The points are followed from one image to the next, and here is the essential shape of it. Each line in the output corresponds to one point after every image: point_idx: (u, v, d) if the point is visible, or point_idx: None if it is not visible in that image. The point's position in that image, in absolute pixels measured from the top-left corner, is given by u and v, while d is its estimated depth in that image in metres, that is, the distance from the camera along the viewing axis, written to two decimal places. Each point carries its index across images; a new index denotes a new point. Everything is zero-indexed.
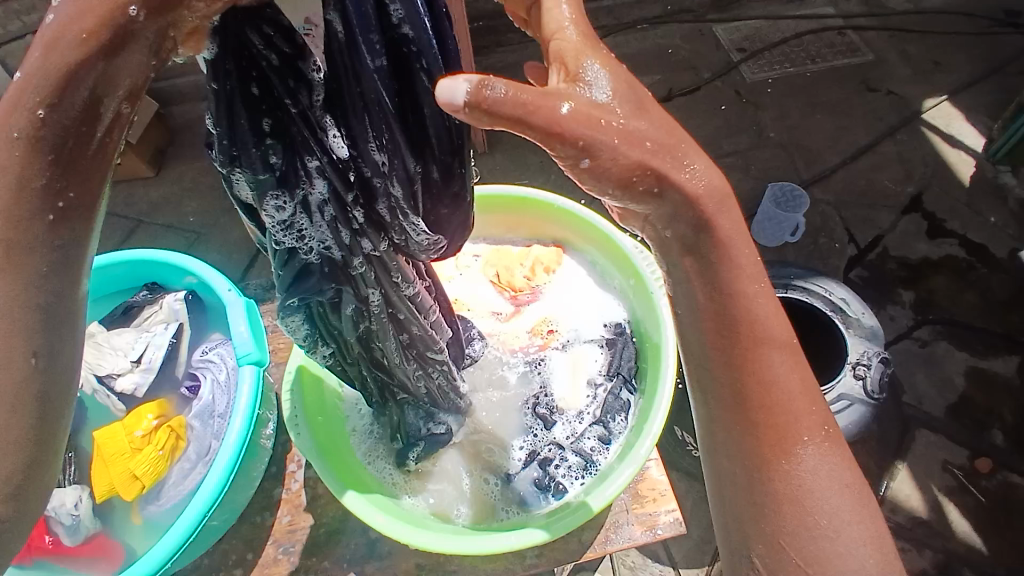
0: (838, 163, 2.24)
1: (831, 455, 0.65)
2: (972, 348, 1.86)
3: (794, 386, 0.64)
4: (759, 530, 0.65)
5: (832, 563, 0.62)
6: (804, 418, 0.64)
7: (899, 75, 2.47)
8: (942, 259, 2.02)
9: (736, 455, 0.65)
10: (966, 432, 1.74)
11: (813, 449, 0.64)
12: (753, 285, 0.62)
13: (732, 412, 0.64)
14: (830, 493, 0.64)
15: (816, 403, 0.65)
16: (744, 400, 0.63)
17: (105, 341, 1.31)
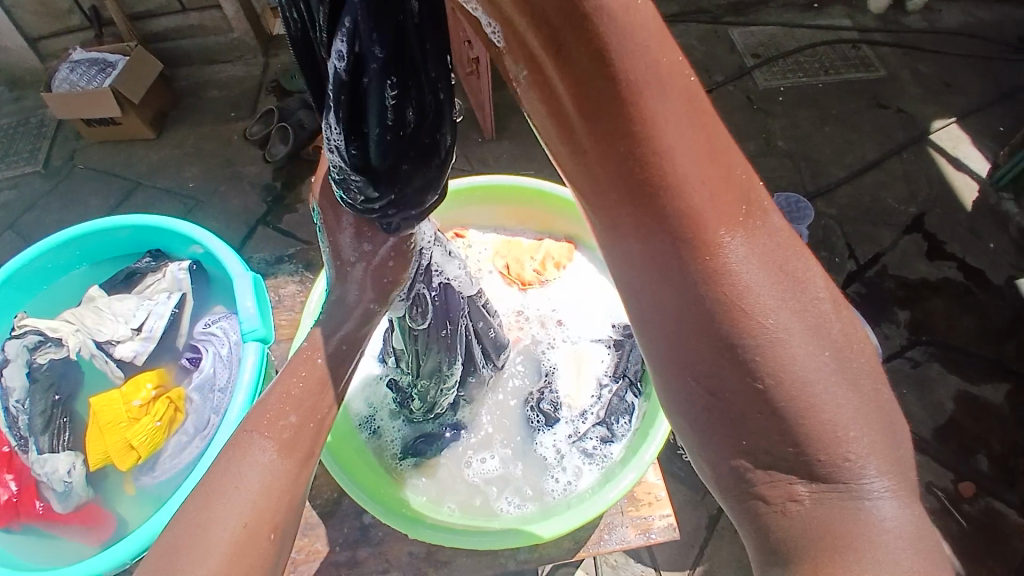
0: (845, 178, 2.25)
1: (756, 239, 0.47)
2: (964, 374, 1.88)
3: (696, 151, 0.43)
4: (736, 438, 0.49)
5: (820, 418, 0.46)
6: (716, 204, 0.45)
7: (910, 94, 2.47)
8: (940, 282, 2.03)
9: (691, 354, 0.48)
10: (950, 454, 1.77)
11: (739, 239, 0.46)
12: (652, 50, 0.40)
13: (639, 230, 0.45)
14: (776, 310, 0.47)
15: (728, 178, 0.45)
16: (657, 212, 0.44)
17: (106, 307, 1.29)
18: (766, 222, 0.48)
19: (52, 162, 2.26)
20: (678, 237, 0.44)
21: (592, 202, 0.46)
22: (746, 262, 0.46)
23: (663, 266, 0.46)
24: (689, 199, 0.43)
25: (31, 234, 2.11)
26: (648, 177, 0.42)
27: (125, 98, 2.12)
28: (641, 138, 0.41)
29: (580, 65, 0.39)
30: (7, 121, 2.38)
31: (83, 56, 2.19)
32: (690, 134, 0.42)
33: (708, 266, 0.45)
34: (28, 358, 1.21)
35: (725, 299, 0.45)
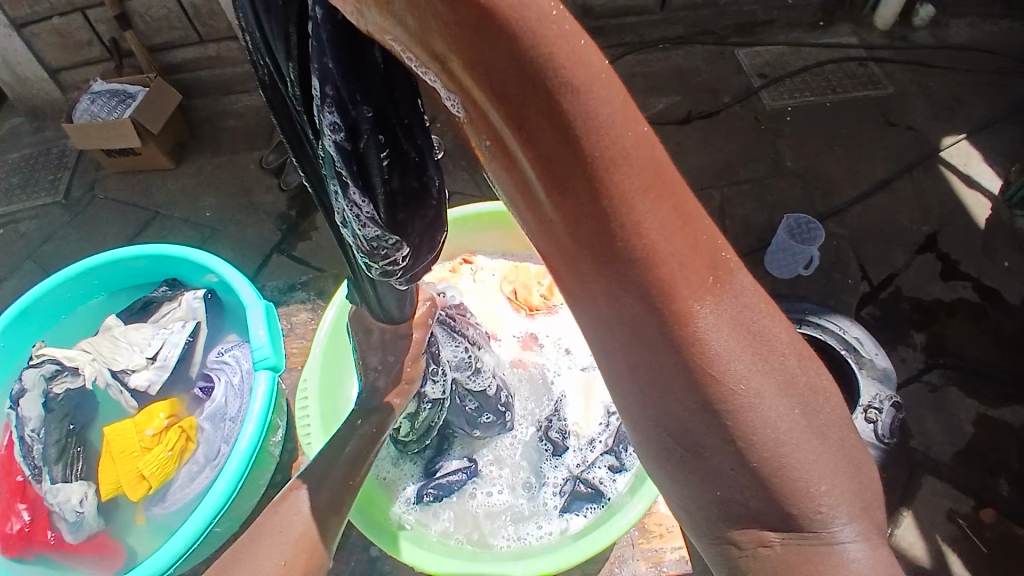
0: (855, 198, 2.24)
1: (721, 312, 0.43)
2: (982, 396, 1.85)
3: (669, 228, 0.39)
4: (708, 487, 0.46)
5: (789, 472, 0.45)
6: (686, 275, 0.41)
7: (919, 112, 2.46)
8: (955, 302, 2.01)
9: (654, 404, 0.44)
10: (970, 478, 1.73)
11: (708, 312, 0.42)
12: (613, 115, 0.36)
13: (609, 311, 0.41)
14: (747, 370, 0.44)
15: (699, 243, 0.41)
16: (624, 290, 0.40)
17: (123, 336, 1.32)
18: (732, 288, 0.44)
19: (73, 193, 2.32)
20: (648, 304, 0.40)
21: (554, 264, 0.42)
22: (717, 332, 0.42)
23: (613, 334, 0.42)
24: (660, 260, 0.39)
25: (52, 265, 2.15)
26: (615, 250, 0.39)
27: (143, 127, 2.18)
28: (611, 207, 0.37)
29: (542, 136, 0.36)
30: (29, 153, 2.44)
31: (104, 87, 2.26)
32: (661, 215, 0.38)
33: (679, 336, 0.41)
34: (45, 388, 1.22)
35: (697, 360, 0.42)
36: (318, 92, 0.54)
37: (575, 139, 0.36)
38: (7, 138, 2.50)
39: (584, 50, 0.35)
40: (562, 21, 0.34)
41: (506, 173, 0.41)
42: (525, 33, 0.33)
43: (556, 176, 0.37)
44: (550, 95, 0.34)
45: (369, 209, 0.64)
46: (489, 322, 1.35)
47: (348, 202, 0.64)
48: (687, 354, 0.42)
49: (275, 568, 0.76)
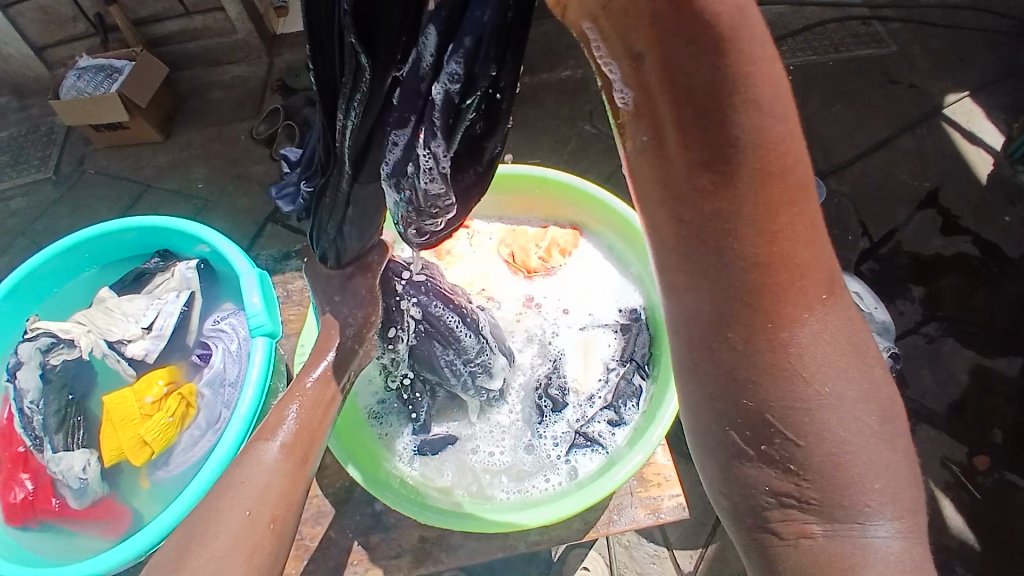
0: (855, 154, 2.22)
1: (827, 334, 0.57)
2: (980, 347, 1.85)
3: (800, 242, 0.52)
4: (766, 475, 0.61)
5: (847, 473, 0.59)
6: (802, 295, 0.54)
7: (920, 69, 2.42)
8: (954, 257, 2.00)
9: (738, 398, 0.59)
10: (968, 431, 1.74)
11: (809, 325, 0.56)
12: (777, 125, 0.46)
13: (718, 306, 0.55)
14: (837, 390, 0.58)
15: (817, 263, 0.53)
16: (739, 285, 0.53)
17: (117, 307, 1.31)
18: (834, 319, 0.57)
19: (63, 168, 2.29)
20: (760, 312, 0.55)
21: (676, 243, 0.54)
22: (812, 343, 0.56)
23: (734, 326, 0.56)
24: (780, 267, 0.52)
25: (44, 240, 2.14)
26: (750, 256, 0.51)
27: (132, 102, 2.15)
28: (754, 219, 0.50)
29: (712, 130, 0.46)
30: (18, 130, 2.41)
31: (90, 63, 2.21)
32: (793, 227, 0.51)
33: (778, 335, 0.55)
34: (42, 359, 1.22)
35: (779, 362, 0.57)
36: (457, 44, 0.57)
37: (734, 133, 0.46)
38: None
39: (772, 68, 0.45)
40: (762, 50, 0.44)
41: (648, 148, 0.52)
42: (734, 49, 0.42)
43: (711, 163, 0.48)
44: (729, 97, 0.44)
45: (444, 161, 0.67)
46: (487, 285, 1.34)
47: (424, 153, 0.66)
48: (786, 359, 0.56)
49: (239, 522, 0.77)
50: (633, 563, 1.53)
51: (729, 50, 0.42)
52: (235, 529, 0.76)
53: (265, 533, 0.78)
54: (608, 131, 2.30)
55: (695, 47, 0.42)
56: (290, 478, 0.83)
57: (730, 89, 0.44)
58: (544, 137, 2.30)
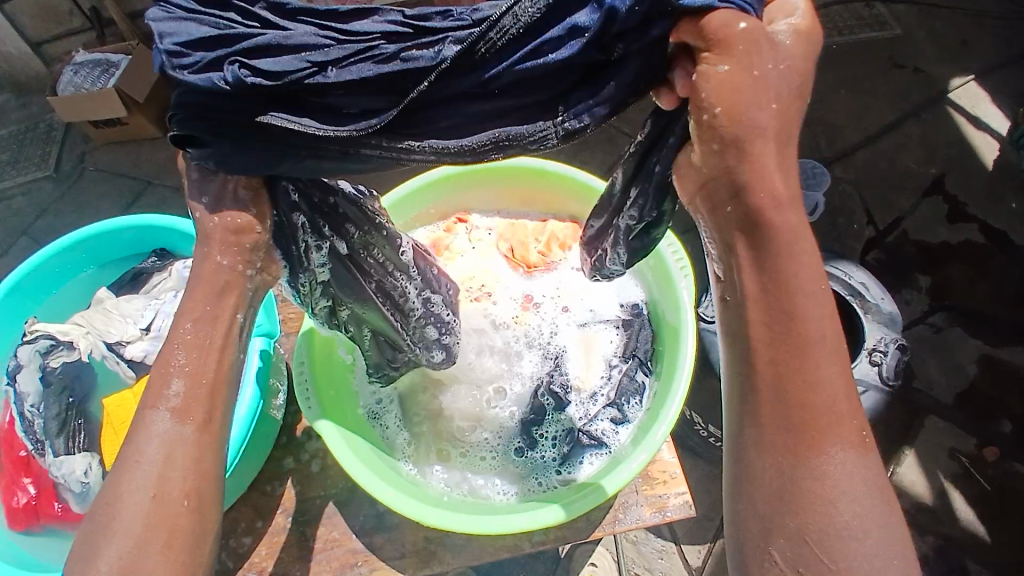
0: (860, 142, 2.18)
1: (862, 467, 0.65)
2: (986, 337, 1.83)
3: (838, 388, 0.65)
4: None
5: None
6: (839, 425, 0.65)
7: (926, 53, 2.38)
8: (961, 245, 1.97)
9: (773, 501, 0.65)
10: (975, 421, 1.73)
11: (845, 453, 0.65)
12: (813, 298, 0.65)
13: (773, 420, 0.66)
14: (859, 508, 0.64)
15: (856, 415, 0.66)
16: (788, 404, 0.65)
17: (116, 308, 1.31)
18: (870, 456, 0.66)
19: (63, 165, 2.28)
20: (798, 428, 0.65)
21: (743, 371, 0.68)
22: (847, 469, 0.64)
23: (775, 437, 0.65)
24: (820, 407, 0.64)
25: (47, 239, 2.13)
26: (799, 384, 0.65)
27: (130, 98, 2.13)
28: (795, 359, 0.65)
29: (783, 283, 0.65)
30: (17, 128, 2.39)
31: (86, 59, 2.19)
32: (834, 376, 0.65)
33: (815, 452, 0.64)
34: (42, 362, 1.21)
35: (821, 481, 0.64)
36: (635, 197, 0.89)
37: (783, 285, 0.65)
38: None
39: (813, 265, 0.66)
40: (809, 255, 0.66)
41: (736, 305, 0.69)
42: (765, 219, 0.65)
43: (769, 311, 0.66)
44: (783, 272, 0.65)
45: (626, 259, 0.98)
46: (487, 281, 1.32)
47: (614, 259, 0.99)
48: (826, 482, 0.64)
49: (145, 504, 0.68)
50: (642, 558, 1.54)
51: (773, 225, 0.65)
52: (141, 514, 0.68)
53: (181, 512, 0.69)
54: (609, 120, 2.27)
55: (759, 216, 0.65)
56: (187, 445, 0.70)
57: (776, 250, 0.65)
58: None
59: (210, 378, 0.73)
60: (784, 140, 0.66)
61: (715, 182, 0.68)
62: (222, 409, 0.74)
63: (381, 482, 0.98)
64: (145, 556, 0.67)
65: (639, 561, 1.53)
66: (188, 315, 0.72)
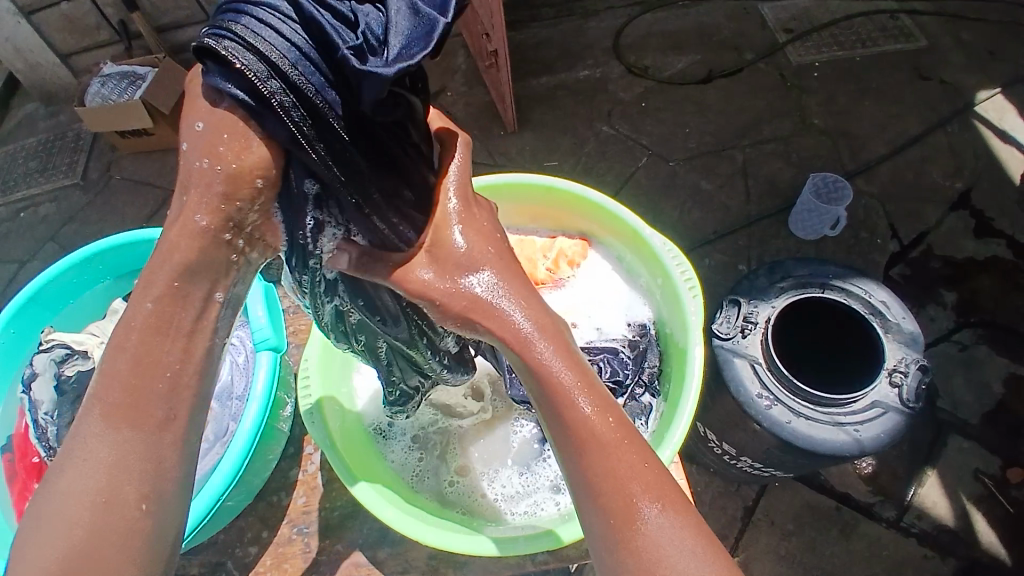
0: (885, 154, 2.14)
1: (674, 520, 0.68)
2: (1015, 355, 1.77)
3: (630, 456, 0.70)
4: None
5: None
6: (640, 484, 0.69)
7: (953, 63, 2.33)
8: (989, 260, 1.92)
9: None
10: (1002, 441, 1.67)
11: (655, 511, 0.68)
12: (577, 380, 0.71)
13: (588, 500, 0.70)
14: (681, 558, 0.66)
15: (654, 468, 0.71)
16: (593, 486, 0.69)
17: None
18: (677, 516, 0.68)
19: (90, 174, 2.34)
20: (608, 505, 0.69)
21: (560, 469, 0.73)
22: (662, 536, 0.67)
23: (598, 536, 0.69)
24: (620, 488, 0.68)
25: (72, 246, 2.18)
26: (594, 459, 0.69)
27: (155, 108, 2.17)
28: (582, 458, 0.70)
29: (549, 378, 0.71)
30: (47, 137, 2.46)
31: (114, 70, 2.25)
32: (619, 445, 0.70)
33: (631, 521, 0.68)
34: (57, 371, 1.24)
35: (644, 550, 0.66)
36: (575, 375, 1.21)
37: (550, 399, 0.71)
38: (24, 122, 2.52)
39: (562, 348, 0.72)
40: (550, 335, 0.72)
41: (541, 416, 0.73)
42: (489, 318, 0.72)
43: (559, 429, 0.71)
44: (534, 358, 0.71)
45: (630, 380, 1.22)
46: None
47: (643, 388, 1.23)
48: (648, 561, 0.66)
49: (92, 509, 0.63)
50: None
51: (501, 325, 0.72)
52: (89, 516, 0.63)
53: (137, 518, 0.64)
54: (626, 132, 2.26)
55: (517, 349, 0.72)
56: (141, 448, 0.64)
57: (535, 371, 0.71)
58: (562, 139, 2.27)
59: (176, 369, 0.65)
60: (484, 252, 0.73)
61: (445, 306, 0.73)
62: (192, 406, 0.67)
63: (382, 501, 0.98)
64: (102, 555, 0.62)
65: None
66: (150, 292, 0.63)
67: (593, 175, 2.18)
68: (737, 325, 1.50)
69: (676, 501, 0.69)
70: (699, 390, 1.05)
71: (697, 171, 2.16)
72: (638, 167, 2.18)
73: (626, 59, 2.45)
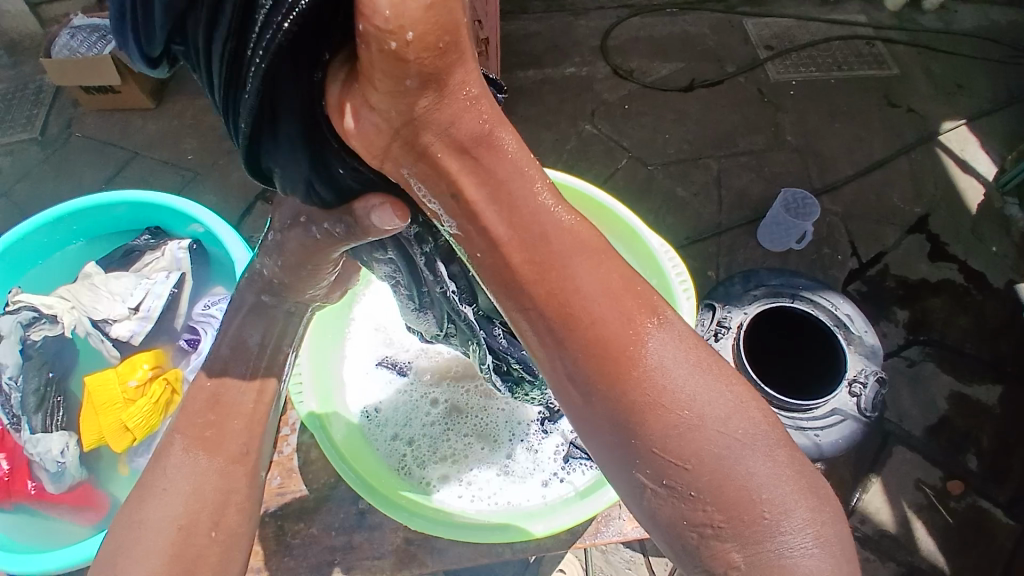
0: (851, 174, 2.23)
1: (677, 342, 0.57)
2: (959, 373, 1.87)
3: (613, 284, 0.57)
4: (681, 509, 0.55)
5: (738, 477, 0.55)
6: (632, 313, 0.56)
7: (921, 93, 2.44)
8: (941, 282, 2.02)
9: (615, 438, 0.57)
10: (943, 454, 1.77)
11: (656, 333, 0.57)
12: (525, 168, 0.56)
13: (571, 340, 0.55)
14: (689, 384, 0.56)
15: (639, 294, 0.58)
16: (574, 323, 0.55)
17: (104, 285, 1.38)
18: (674, 324, 0.58)
19: (50, 129, 2.22)
20: (601, 352, 0.55)
21: (524, 312, 0.57)
22: (667, 353, 0.56)
23: (582, 384, 0.56)
24: (601, 312, 0.55)
25: (26, 203, 2.07)
26: (564, 297, 0.55)
27: (124, 66, 2.09)
28: (555, 279, 0.55)
29: (500, 164, 0.55)
30: (5, 87, 2.33)
31: (85, 23, 2.14)
32: (598, 270, 0.56)
33: (635, 362, 0.55)
34: (22, 334, 1.29)
35: (647, 397, 0.55)
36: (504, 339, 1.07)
37: (515, 194, 0.55)
38: None
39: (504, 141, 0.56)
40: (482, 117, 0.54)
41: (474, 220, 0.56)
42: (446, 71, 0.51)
43: (524, 247, 0.55)
44: (471, 146, 0.54)
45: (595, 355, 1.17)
46: None
47: None
48: (654, 389, 0.55)
49: (170, 534, 0.74)
50: (609, 567, 1.58)
51: (455, 80, 0.52)
52: (161, 551, 0.72)
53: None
54: (608, 133, 2.29)
55: (471, 122, 0.54)
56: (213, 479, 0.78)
57: (494, 158, 0.55)
58: (546, 135, 2.28)
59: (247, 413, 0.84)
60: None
61: (407, 10, 0.46)
62: (253, 443, 0.84)
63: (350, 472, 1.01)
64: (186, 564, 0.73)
65: (606, 569, 1.58)
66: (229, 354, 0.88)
67: (573, 173, 2.20)
68: (710, 329, 1.56)
69: (672, 325, 0.58)
70: None
71: (673, 177, 2.20)
72: (617, 169, 2.21)
73: (612, 60, 2.47)
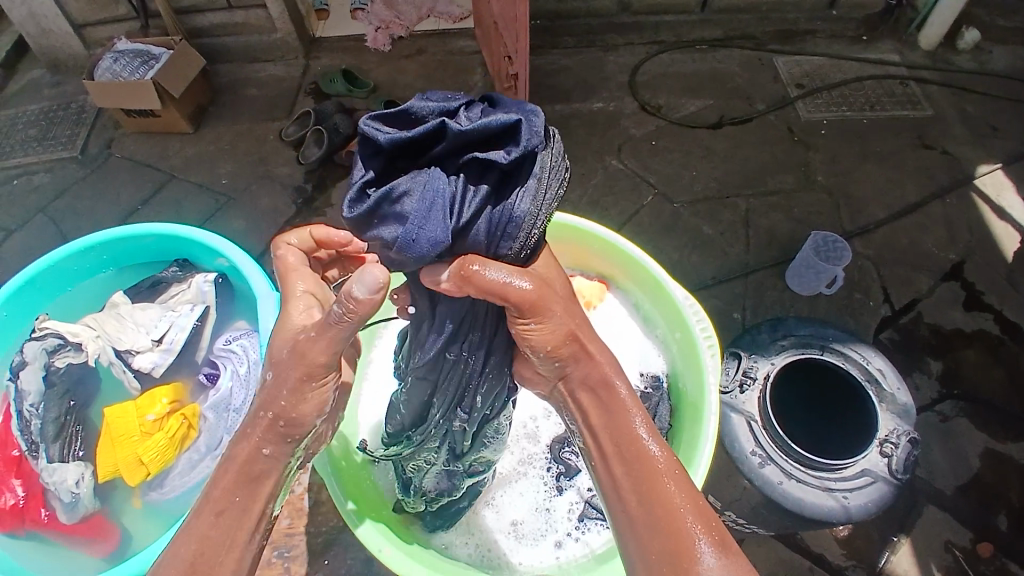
0: (883, 218, 2.18)
1: (731, 567, 0.73)
2: (992, 429, 1.80)
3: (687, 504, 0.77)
4: None
5: None
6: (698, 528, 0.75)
7: (955, 136, 2.39)
8: (975, 332, 1.95)
9: None
10: (972, 513, 1.69)
11: (712, 555, 0.74)
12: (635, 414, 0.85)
13: (645, 533, 0.76)
14: None
15: (710, 518, 0.77)
16: (652, 521, 0.76)
17: (129, 316, 1.40)
18: (733, 555, 0.75)
19: (90, 149, 2.28)
20: (665, 551, 0.74)
21: (615, 503, 0.81)
22: (718, 569, 0.73)
23: (650, 572, 0.75)
24: (674, 521, 0.76)
25: (60, 220, 2.11)
26: (648, 501, 0.78)
27: (165, 92, 2.14)
28: (645, 488, 0.79)
29: (617, 404, 0.86)
30: (49, 106, 2.41)
31: (129, 48, 2.21)
32: (678, 494, 0.78)
33: (691, 565, 0.73)
34: (46, 361, 1.31)
35: None
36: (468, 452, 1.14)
37: (620, 424, 0.84)
38: (27, 89, 2.48)
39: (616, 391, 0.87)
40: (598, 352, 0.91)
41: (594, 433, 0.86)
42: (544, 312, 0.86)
43: (621, 460, 0.81)
44: (593, 381, 0.89)
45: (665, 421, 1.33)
46: None
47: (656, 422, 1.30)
48: None
49: None
50: None
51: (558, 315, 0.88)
52: None
53: None
54: (635, 168, 2.28)
55: (597, 379, 0.89)
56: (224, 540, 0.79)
57: (614, 403, 0.86)
58: (571, 168, 2.27)
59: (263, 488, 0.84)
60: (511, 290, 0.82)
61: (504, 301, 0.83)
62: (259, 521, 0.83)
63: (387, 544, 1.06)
64: None
65: None
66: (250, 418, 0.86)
67: (599, 209, 2.18)
68: (736, 379, 1.53)
69: (733, 553, 0.75)
70: (711, 448, 1.11)
71: (700, 215, 2.18)
72: (643, 206, 2.19)
73: (641, 95, 2.47)
